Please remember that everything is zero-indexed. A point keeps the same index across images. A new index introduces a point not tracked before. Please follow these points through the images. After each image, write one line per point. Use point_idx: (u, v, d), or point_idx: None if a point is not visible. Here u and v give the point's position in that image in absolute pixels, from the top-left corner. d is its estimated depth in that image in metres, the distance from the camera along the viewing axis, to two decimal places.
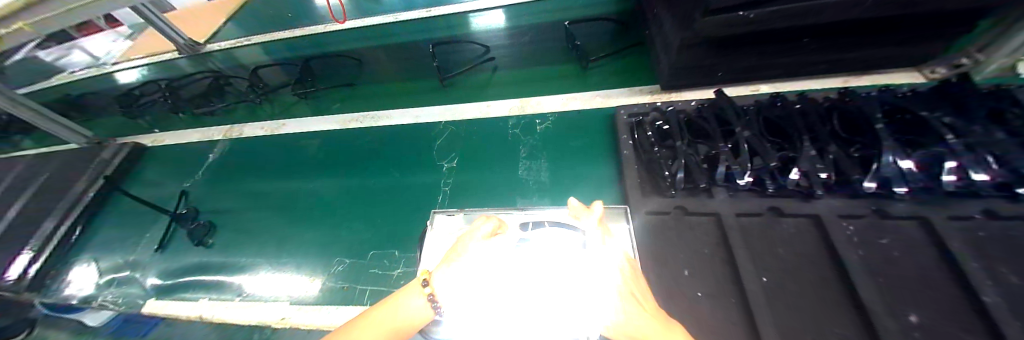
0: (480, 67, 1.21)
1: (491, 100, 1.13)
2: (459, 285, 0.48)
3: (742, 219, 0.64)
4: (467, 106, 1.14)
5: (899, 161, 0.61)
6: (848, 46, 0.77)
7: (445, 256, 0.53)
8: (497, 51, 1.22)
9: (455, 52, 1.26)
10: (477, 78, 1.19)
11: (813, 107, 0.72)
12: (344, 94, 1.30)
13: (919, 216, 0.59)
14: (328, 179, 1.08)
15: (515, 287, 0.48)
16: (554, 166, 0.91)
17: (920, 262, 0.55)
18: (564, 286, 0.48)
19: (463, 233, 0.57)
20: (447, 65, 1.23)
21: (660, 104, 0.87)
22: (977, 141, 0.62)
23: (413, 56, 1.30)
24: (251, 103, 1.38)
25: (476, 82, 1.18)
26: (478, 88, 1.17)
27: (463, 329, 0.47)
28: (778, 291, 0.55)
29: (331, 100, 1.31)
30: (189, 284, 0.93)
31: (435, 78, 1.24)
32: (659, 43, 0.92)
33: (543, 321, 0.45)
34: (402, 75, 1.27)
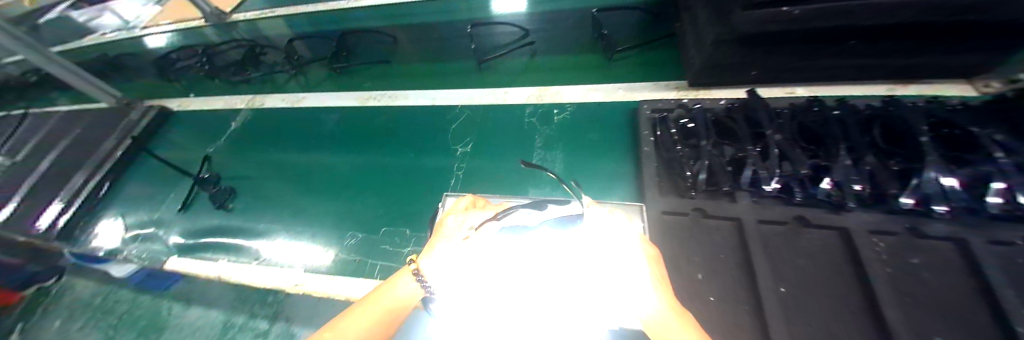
0: (519, 51, 1.17)
1: (509, 87, 1.12)
2: (452, 268, 0.53)
3: (765, 226, 0.61)
4: (485, 91, 1.13)
5: (942, 178, 0.58)
6: (898, 52, 0.72)
7: (431, 240, 0.59)
8: (535, 35, 1.18)
9: (493, 35, 1.22)
10: (513, 64, 1.17)
11: (852, 115, 0.69)
12: (372, 71, 1.31)
13: (956, 237, 0.56)
14: (344, 155, 1.09)
15: (503, 276, 0.52)
16: (570, 157, 0.89)
17: (952, 286, 0.52)
18: (549, 275, 0.50)
19: (445, 212, 0.63)
20: (484, 49, 1.20)
21: (686, 101, 0.84)
22: None
23: (436, 37, 1.28)
24: (280, 74, 1.41)
25: (512, 68, 1.16)
26: (508, 74, 1.15)
27: (456, 308, 0.53)
28: (798, 303, 0.53)
29: (361, 77, 1.31)
30: (209, 246, 0.97)
31: (472, 59, 1.22)
32: (691, 37, 0.88)
33: (529, 306, 0.51)
34: (426, 56, 1.27)
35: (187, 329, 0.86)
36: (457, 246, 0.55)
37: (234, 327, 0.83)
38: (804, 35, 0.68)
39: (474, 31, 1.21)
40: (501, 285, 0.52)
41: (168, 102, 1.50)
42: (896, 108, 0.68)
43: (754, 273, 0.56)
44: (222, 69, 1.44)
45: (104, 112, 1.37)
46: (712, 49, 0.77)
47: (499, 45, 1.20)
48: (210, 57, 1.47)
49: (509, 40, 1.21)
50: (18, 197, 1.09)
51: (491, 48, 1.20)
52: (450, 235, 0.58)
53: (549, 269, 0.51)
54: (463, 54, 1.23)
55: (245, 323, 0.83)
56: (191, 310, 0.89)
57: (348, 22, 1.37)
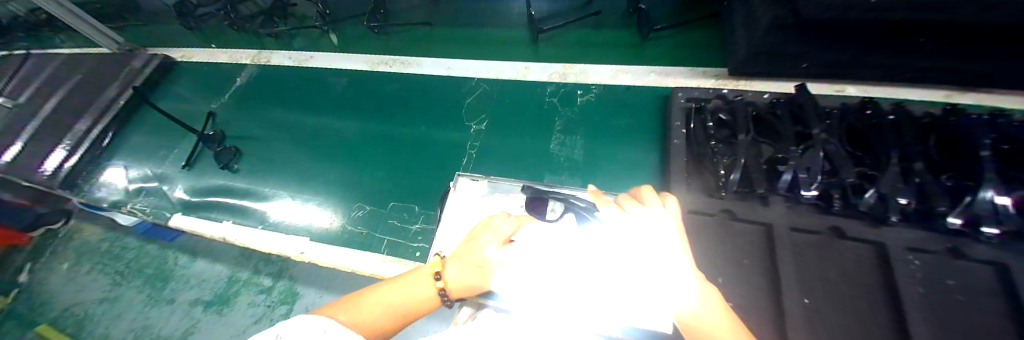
0: (582, 21, 1.08)
1: (530, 63, 1.05)
2: (518, 275, 0.47)
3: (796, 234, 0.58)
4: (504, 64, 1.06)
5: (997, 198, 0.53)
6: (969, 56, 0.65)
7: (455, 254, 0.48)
8: (599, 4, 1.09)
9: (552, 3, 1.13)
10: (564, 38, 1.07)
11: (909, 121, 0.63)
12: (408, 35, 1.23)
13: (999, 261, 0.52)
14: (355, 121, 1.05)
15: (572, 289, 0.47)
16: (590, 143, 0.85)
17: (989, 312, 0.49)
18: (598, 283, 0.47)
19: (480, 223, 0.51)
20: (547, 17, 1.12)
21: (724, 92, 0.78)
22: None
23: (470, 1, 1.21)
24: (298, 30, 1.35)
25: (566, 45, 1.06)
26: (558, 50, 1.06)
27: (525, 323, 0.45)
28: (825, 317, 0.50)
29: (400, 39, 1.23)
30: (213, 206, 0.95)
31: (524, 28, 1.13)
32: (741, 18, 0.80)
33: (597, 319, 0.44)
34: (455, 21, 1.20)
35: (194, 279, 0.94)
36: (513, 261, 0.48)
37: (239, 282, 0.92)
38: (871, 28, 0.62)
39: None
40: (566, 291, 0.47)
41: (177, 51, 1.44)
42: (957, 117, 0.62)
43: (779, 282, 0.54)
44: (246, 20, 1.37)
45: (108, 59, 1.32)
46: (766, 35, 0.70)
47: (552, 16, 1.12)
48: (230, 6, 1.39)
49: (572, 8, 1.12)
50: (23, 141, 1.05)
51: (550, 15, 1.12)
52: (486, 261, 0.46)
53: (604, 275, 0.48)
54: (496, 23, 1.16)
55: (249, 279, 0.92)
56: (198, 263, 0.97)
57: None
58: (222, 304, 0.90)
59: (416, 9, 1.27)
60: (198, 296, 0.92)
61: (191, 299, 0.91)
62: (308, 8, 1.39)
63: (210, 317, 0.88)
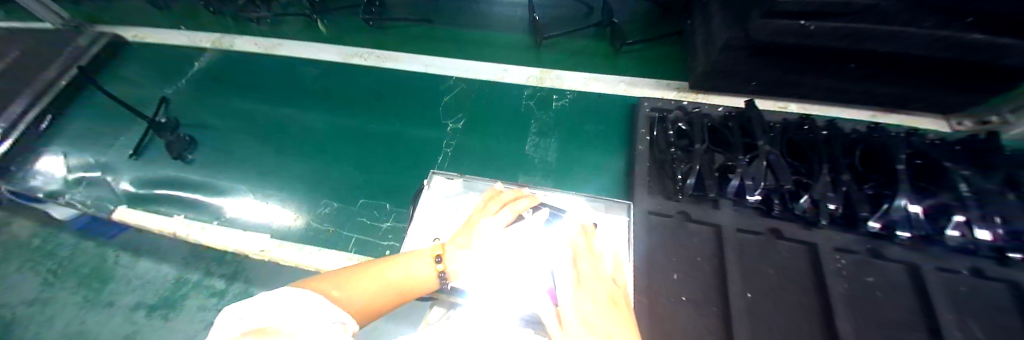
0: (581, 33, 1.10)
1: (508, 65, 1.08)
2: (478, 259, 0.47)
3: (742, 234, 0.63)
4: (480, 65, 1.09)
5: (909, 205, 0.60)
6: (888, 80, 0.74)
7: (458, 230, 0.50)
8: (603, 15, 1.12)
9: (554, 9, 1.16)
10: (565, 46, 1.10)
11: (840, 136, 0.71)
12: (403, 31, 1.20)
13: (909, 261, 0.60)
14: (327, 115, 1.02)
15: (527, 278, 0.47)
16: (563, 146, 0.88)
17: (897, 306, 0.56)
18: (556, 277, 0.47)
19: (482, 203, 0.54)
20: (549, 23, 1.15)
21: (685, 103, 0.84)
22: (983, 200, 0.61)
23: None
24: (283, 18, 1.28)
25: (556, 54, 1.09)
26: (540, 56, 1.09)
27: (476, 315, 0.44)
28: (761, 311, 0.56)
29: (393, 35, 1.20)
30: (164, 199, 0.90)
31: (522, 33, 1.15)
32: (700, 37, 0.87)
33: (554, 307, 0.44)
34: (455, 20, 1.20)
35: (136, 281, 0.81)
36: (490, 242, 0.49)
37: (188, 284, 0.80)
38: (808, 52, 0.70)
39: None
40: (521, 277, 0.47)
41: (139, 31, 1.34)
42: (879, 134, 0.71)
43: (725, 279, 0.58)
44: (223, 4, 1.30)
45: (54, 38, 1.21)
46: (721, 55, 0.76)
47: (549, 23, 1.15)
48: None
49: (573, 16, 1.15)
50: None
51: (553, 21, 1.15)
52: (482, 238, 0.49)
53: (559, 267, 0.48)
54: (484, 24, 1.18)
55: (199, 281, 0.80)
56: (141, 263, 0.83)
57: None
58: (168, 307, 0.77)
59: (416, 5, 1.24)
60: (141, 299, 0.79)
61: (133, 303, 0.78)
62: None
63: (153, 324, 0.75)
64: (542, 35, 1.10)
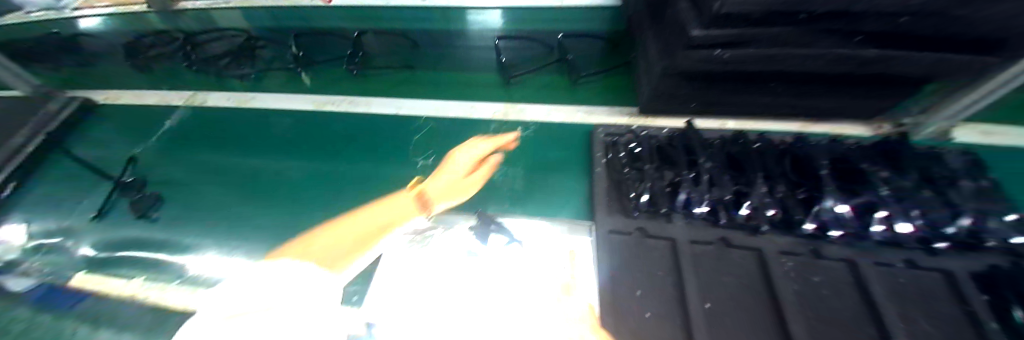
0: (549, 67, 1.20)
1: (478, 102, 1.14)
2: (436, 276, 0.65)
3: (696, 246, 0.67)
4: (451, 104, 1.15)
5: (837, 206, 0.66)
6: (806, 94, 0.84)
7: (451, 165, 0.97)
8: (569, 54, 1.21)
9: (519, 50, 1.26)
10: (532, 82, 1.18)
11: (769, 148, 0.79)
12: (383, 77, 1.27)
13: (848, 259, 0.64)
14: (300, 160, 1.05)
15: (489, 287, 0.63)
16: (529, 174, 0.92)
17: (845, 302, 0.59)
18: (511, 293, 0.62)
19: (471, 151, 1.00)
20: (518, 62, 1.23)
21: (635, 127, 0.92)
22: (908, 195, 0.68)
23: (447, 45, 1.32)
24: (272, 74, 1.35)
25: (527, 89, 1.16)
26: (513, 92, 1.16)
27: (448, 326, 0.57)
28: (721, 319, 0.57)
29: (376, 82, 1.26)
30: (124, 260, 0.87)
31: (496, 75, 1.22)
32: (642, 67, 0.96)
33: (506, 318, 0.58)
34: (432, 65, 1.28)
35: None
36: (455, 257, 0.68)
37: None
38: (732, 75, 0.79)
39: (501, 44, 1.26)
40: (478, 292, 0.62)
41: (115, 92, 1.37)
42: (801, 145, 0.80)
43: (684, 290, 0.61)
44: (204, 62, 1.35)
45: (27, 106, 1.23)
46: (660, 82, 0.85)
47: (518, 62, 1.23)
48: (192, 47, 1.38)
49: (535, 54, 1.25)
50: None
51: (524, 60, 1.24)
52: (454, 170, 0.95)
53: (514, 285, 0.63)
54: (455, 66, 1.27)
55: None
56: (99, 335, 0.72)
57: (376, 23, 1.38)
58: None
59: (398, 50, 1.34)
60: None
61: None
62: (286, 48, 1.41)
63: None
64: (511, 73, 1.19)
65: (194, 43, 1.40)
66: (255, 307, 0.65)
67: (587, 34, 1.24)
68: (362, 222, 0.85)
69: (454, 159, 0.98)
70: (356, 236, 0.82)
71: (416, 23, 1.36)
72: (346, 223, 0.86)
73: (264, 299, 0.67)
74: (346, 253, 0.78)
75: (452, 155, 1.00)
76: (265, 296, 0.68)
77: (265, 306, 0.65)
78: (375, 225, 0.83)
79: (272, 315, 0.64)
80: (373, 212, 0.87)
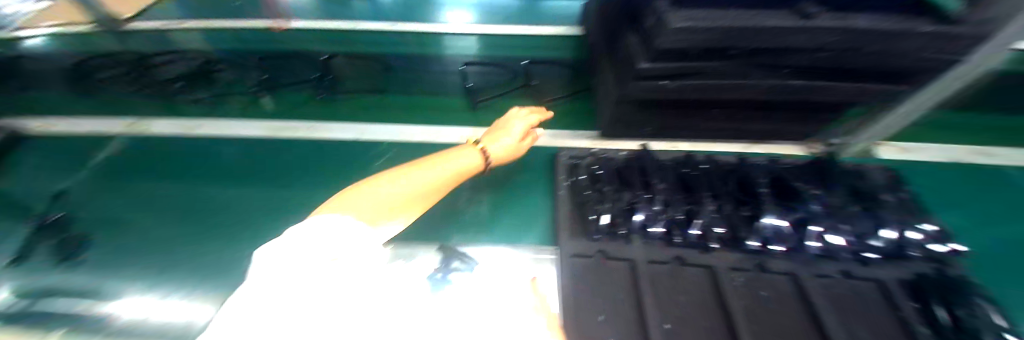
0: (515, 91, 1.25)
1: (443, 126, 1.18)
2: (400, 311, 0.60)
3: (653, 266, 0.70)
4: (415, 128, 1.17)
5: (774, 220, 0.72)
6: (745, 119, 0.92)
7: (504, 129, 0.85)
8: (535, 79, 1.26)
9: (485, 74, 1.28)
10: (497, 104, 1.23)
11: (715, 169, 0.85)
12: (349, 103, 1.26)
13: (791, 272, 0.68)
14: (252, 188, 1.01)
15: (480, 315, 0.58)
16: (494, 199, 0.93)
17: (790, 316, 0.62)
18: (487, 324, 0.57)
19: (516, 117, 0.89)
20: (483, 87, 1.26)
21: (595, 150, 0.95)
22: (835, 211, 0.75)
23: (416, 70, 1.29)
24: (233, 97, 1.30)
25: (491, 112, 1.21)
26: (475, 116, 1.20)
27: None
28: (678, 339, 0.59)
29: (344, 107, 1.25)
30: (41, 311, 0.78)
31: (461, 96, 1.26)
32: (602, 93, 1.02)
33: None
34: (401, 89, 1.29)
35: None
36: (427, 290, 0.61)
37: None
38: (680, 102, 0.85)
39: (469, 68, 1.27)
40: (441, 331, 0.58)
41: (48, 121, 1.26)
42: (743, 166, 0.86)
43: (643, 311, 0.62)
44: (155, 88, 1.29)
45: None
46: (616, 108, 0.90)
47: (485, 87, 1.26)
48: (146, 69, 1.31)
49: (498, 79, 1.28)
50: None
51: (492, 84, 1.27)
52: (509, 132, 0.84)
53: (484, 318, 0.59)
54: (423, 89, 1.28)
55: None
56: None
57: (343, 46, 1.30)
58: None
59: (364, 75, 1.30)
60: None
61: None
62: (247, 72, 1.34)
63: None
64: (479, 97, 1.23)
65: (144, 66, 1.32)
66: (331, 254, 0.42)
67: (556, 62, 1.25)
68: (408, 178, 0.65)
69: (504, 126, 0.86)
70: (415, 190, 0.65)
71: (385, 46, 1.31)
72: (385, 178, 0.63)
73: (325, 242, 0.43)
74: (381, 212, 0.56)
75: (500, 122, 0.88)
76: (317, 239, 0.43)
77: (333, 255, 0.42)
78: (424, 186, 0.66)
79: (345, 269, 0.43)
80: (417, 168, 0.68)
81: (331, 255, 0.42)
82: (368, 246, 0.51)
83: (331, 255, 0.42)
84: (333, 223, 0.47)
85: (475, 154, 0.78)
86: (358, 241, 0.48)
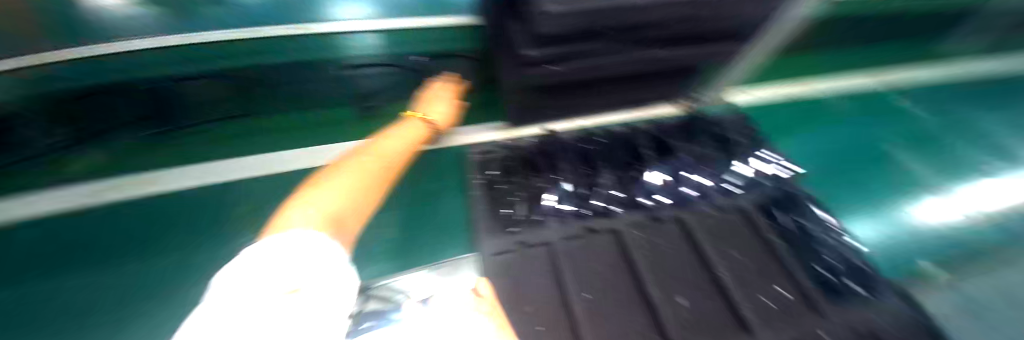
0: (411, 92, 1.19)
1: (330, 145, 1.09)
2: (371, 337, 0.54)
3: (568, 242, 0.75)
4: (297, 154, 1.07)
5: (652, 175, 0.88)
6: (628, 89, 1.04)
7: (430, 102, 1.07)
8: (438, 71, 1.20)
9: (378, 77, 1.18)
10: (393, 110, 1.17)
11: (614, 142, 0.97)
12: (207, 138, 1.07)
13: (677, 217, 0.79)
14: (97, 271, 0.82)
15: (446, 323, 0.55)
16: (407, 214, 0.91)
17: (683, 254, 0.72)
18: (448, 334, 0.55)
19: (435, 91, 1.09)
20: (374, 91, 1.19)
21: (503, 141, 0.98)
22: (698, 157, 0.94)
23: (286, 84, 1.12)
24: (24, 162, 0.93)
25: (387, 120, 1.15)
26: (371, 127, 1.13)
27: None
28: (598, 304, 0.64)
29: (202, 143, 1.06)
30: None
31: (351, 105, 1.19)
32: (500, 84, 1.03)
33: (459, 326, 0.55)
34: (269, 109, 1.13)
35: None
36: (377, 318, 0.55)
37: None
38: (569, 83, 0.92)
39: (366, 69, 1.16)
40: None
41: None
42: (631, 133, 1.00)
43: (564, 285, 0.66)
44: None
45: None
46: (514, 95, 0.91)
47: (366, 93, 1.18)
48: None
49: (385, 82, 1.19)
50: None
51: (375, 87, 1.19)
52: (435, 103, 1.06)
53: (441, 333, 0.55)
54: (302, 105, 1.16)
55: None
56: None
57: (183, 63, 1.03)
58: None
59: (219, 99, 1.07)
60: None
61: None
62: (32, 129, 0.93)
63: None
64: (366, 107, 1.18)
65: None
66: (289, 287, 0.36)
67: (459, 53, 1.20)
68: (372, 155, 0.84)
69: (429, 103, 1.06)
70: (376, 164, 0.82)
71: (241, 57, 1.08)
72: (353, 160, 0.82)
73: (279, 278, 0.37)
74: (359, 183, 0.74)
75: (426, 99, 1.07)
76: (267, 277, 0.37)
77: (294, 286, 0.37)
78: (385, 157, 0.86)
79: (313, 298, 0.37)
80: (376, 147, 0.88)
81: (288, 288, 0.36)
82: (335, 264, 0.47)
83: (289, 288, 0.36)
84: (285, 245, 0.44)
85: (418, 127, 0.99)
86: (321, 261, 0.44)
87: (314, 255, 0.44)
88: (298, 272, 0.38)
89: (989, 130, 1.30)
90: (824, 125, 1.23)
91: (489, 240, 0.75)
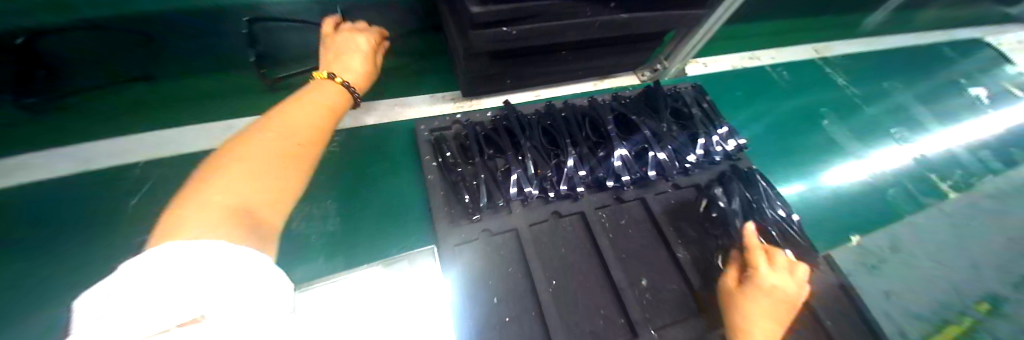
0: None
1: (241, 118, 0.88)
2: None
3: (534, 227, 0.73)
4: (196, 132, 0.83)
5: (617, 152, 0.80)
6: (592, 58, 0.97)
7: (337, 54, 0.72)
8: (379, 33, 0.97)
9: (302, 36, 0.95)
10: None
11: (573, 116, 0.87)
12: (51, 113, 0.80)
13: (639, 197, 0.82)
14: None
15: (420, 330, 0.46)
16: (344, 201, 0.76)
17: (644, 234, 0.78)
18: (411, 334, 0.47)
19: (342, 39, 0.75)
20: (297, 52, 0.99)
21: (459, 116, 0.88)
22: (655, 132, 0.87)
23: None
24: None
25: None
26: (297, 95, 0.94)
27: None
28: (566, 290, 0.67)
29: (60, 120, 0.80)
30: None
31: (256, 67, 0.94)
32: (452, 47, 0.89)
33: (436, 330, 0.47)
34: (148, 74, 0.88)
35: None
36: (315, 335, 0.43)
37: None
38: (529, 49, 0.82)
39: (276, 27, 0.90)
40: None
41: None
42: (594, 105, 0.91)
43: (533, 274, 0.67)
44: None
45: None
46: (468, 65, 0.82)
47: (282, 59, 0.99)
48: None
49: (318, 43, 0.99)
50: None
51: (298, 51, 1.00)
52: (348, 55, 0.72)
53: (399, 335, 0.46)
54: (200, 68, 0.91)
55: None
56: None
57: None
58: None
59: None
60: None
61: None
62: None
63: None
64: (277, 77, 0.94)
65: None
66: (175, 319, 0.25)
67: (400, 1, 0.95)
68: (267, 133, 0.51)
69: (336, 57, 0.71)
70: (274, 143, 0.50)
71: None
72: (229, 153, 0.47)
73: (162, 306, 0.26)
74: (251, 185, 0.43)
75: (331, 51, 0.72)
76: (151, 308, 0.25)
77: (193, 315, 0.26)
78: (293, 133, 0.53)
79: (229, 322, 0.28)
80: (270, 124, 0.53)
81: (173, 321, 0.25)
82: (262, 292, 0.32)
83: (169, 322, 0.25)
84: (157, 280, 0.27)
85: (335, 90, 0.64)
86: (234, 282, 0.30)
87: (222, 281, 0.29)
88: (188, 293, 0.27)
89: (892, 89, 1.47)
90: (769, 95, 1.30)
91: (452, 226, 0.70)
